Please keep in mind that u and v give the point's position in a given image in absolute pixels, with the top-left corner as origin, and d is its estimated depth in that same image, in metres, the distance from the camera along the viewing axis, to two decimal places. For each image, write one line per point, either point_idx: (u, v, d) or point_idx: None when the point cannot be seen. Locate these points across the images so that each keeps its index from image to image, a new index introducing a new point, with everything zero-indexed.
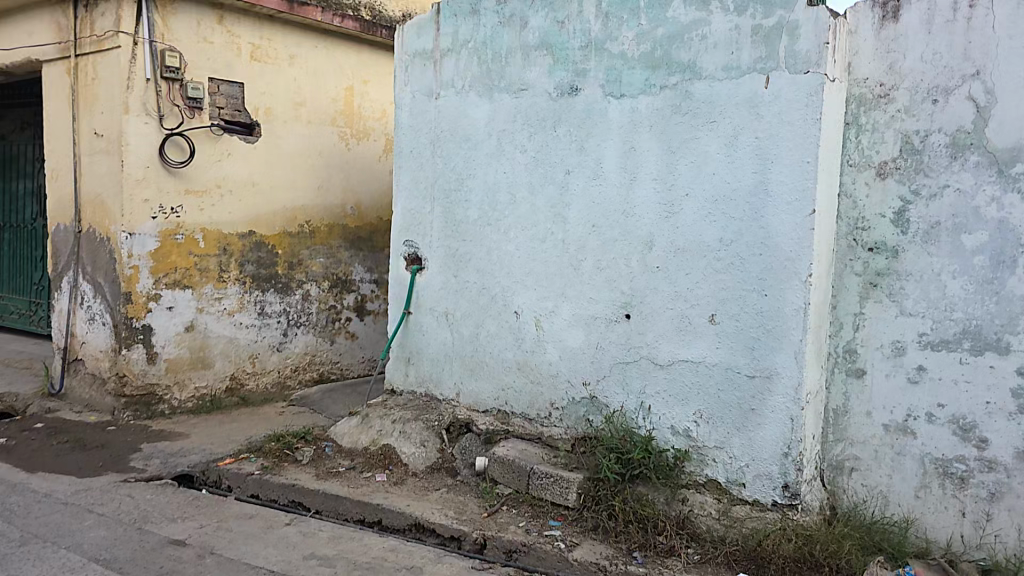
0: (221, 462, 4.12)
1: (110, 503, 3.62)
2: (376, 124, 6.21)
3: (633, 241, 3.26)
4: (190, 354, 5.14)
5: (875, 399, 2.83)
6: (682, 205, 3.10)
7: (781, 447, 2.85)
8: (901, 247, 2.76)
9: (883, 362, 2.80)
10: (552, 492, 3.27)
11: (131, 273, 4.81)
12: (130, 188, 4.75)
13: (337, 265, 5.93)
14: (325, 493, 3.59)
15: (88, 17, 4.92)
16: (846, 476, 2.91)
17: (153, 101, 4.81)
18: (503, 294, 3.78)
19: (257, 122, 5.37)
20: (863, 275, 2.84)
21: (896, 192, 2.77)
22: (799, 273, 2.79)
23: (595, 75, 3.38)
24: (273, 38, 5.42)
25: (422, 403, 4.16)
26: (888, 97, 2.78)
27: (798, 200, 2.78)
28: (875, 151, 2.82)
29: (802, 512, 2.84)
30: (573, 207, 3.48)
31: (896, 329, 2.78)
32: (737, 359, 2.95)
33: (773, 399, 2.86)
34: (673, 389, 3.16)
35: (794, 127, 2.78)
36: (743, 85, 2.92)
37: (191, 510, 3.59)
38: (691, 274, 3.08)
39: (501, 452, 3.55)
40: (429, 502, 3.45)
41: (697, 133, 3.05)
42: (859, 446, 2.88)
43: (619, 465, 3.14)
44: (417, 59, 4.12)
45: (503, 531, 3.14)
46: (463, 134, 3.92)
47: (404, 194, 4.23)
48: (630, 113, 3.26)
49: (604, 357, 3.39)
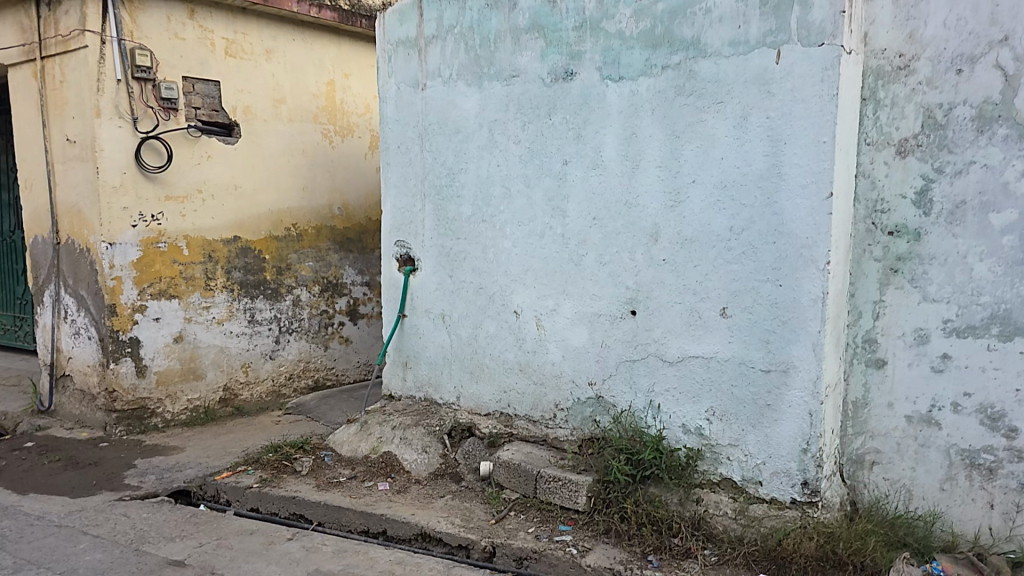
0: (218, 475, 3.98)
1: (105, 524, 3.47)
2: (359, 120, 6.04)
3: (637, 232, 3.14)
4: (181, 365, 4.99)
5: (898, 389, 2.72)
6: (687, 193, 2.97)
7: (800, 443, 2.73)
8: (923, 230, 2.65)
9: (907, 350, 2.69)
10: (560, 496, 3.15)
11: (114, 284, 4.65)
12: (107, 197, 4.58)
13: (326, 268, 5.78)
14: (327, 505, 3.46)
15: (53, 17, 4.72)
16: (867, 470, 2.81)
17: (126, 103, 4.64)
18: (501, 293, 3.64)
19: (237, 122, 5.20)
20: (883, 260, 2.73)
21: (917, 170, 2.66)
22: (816, 261, 2.66)
23: (591, 57, 3.24)
24: (249, 32, 5.23)
25: (422, 408, 4.03)
26: (908, 69, 2.66)
27: (814, 182, 2.65)
28: (894, 128, 2.70)
29: (822, 509, 2.72)
30: (572, 199, 3.34)
31: (919, 315, 2.66)
32: (752, 353, 2.83)
33: (791, 393, 2.74)
34: (684, 386, 3.03)
35: (807, 104, 2.66)
36: (750, 62, 2.79)
37: (190, 528, 3.44)
38: (699, 266, 2.96)
39: (506, 456, 3.43)
40: (434, 510, 3.32)
41: (703, 115, 2.92)
42: (881, 438, 2.77)
43: (629, 466, 3.02)
44: (401, 48, 3.97)
45: (512, 538, 3.01)
46: (454, 125, 3.77)
47: (394, 193, 4.09)
48: (630, 96, 3.13)
49: (609, 355, 3.27)
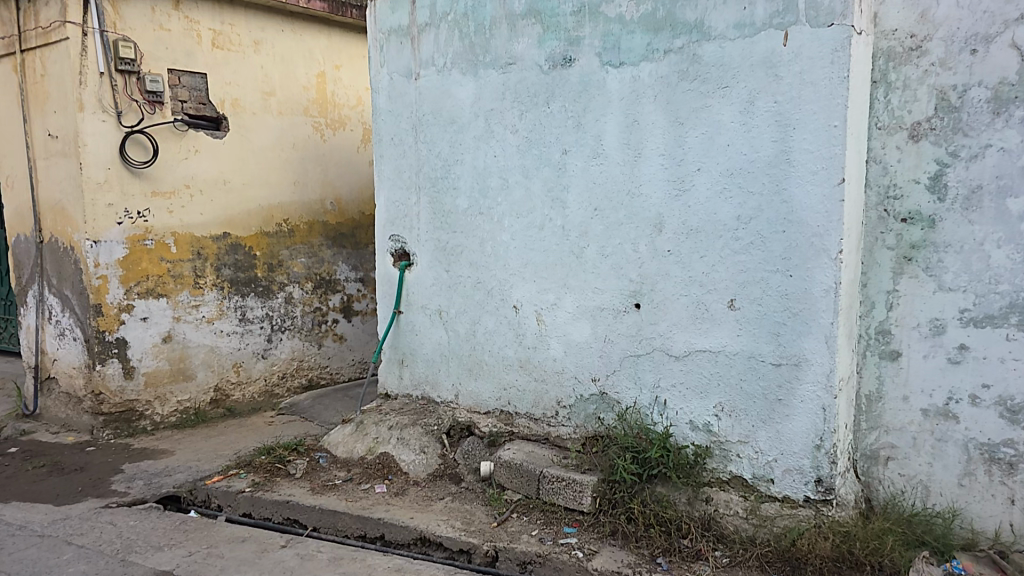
0: (209, 480, 3.86)
1: (91, 533, 3.35)
2: (352, 112, 5.91)
3: (641, 223, 3.03)
4: (170, 366, 4.86)
5: (913, 381, 2.63)
6: (692, 181, 2.87)
7: (813, 439, 2.64)
8: (938, 216, 2.56)
9: (922, 341, 2.60)
10: (564, 497, 3.05)
11: (99, 283, 4.51)
12: (91, 193, 4.44)
13: (319, 264, 5.64)
14: (322, 509, 3.35)
15: (34, 8, 4.58)
16: (882, 466, 2.73)
17: (109, 96, 4.50)
18: (500, 287, 3.54)
19: (225, 115, 5.05)
20: (896, 249, 2.64)
21: (931, 155, 2.56)
22: (828, 250, 2.57)
23: (590, 42, 3.13)
24: (236, 23, 5.07)
25: (420, 406, 3.93)
26: (920, 50, 2.56)
27: (824, 168, 2.55)
28: (906, 111, 2.61)
29: (837, 507, 2.64)
30: (572, 189, 3.24)
31: (934, 306, 2.58)
32: (762, 346, 2.74)
33: (803, 387, 2.65)
34: (691, 381, 2.94)
35: (816, 88, 2.56)
36: (757, 44, 2.68)
37: (179, 536, 3.31)
38: (706, 257, 2.86)
39: (506, 455, 3.33)
40: (434, 513, 3.22)
41: (707, 101, 2.81)
42: (896, 433, 2.69)
43: (635, 465, 2.93)
44: (394, 37, 3.85)
45: (515, 542, 2.91)
46: (449, 115, 3.65)
47: (388, 186, 3.97)
48: (631, 82, 3.02)
49: (613, 350, 3.17)
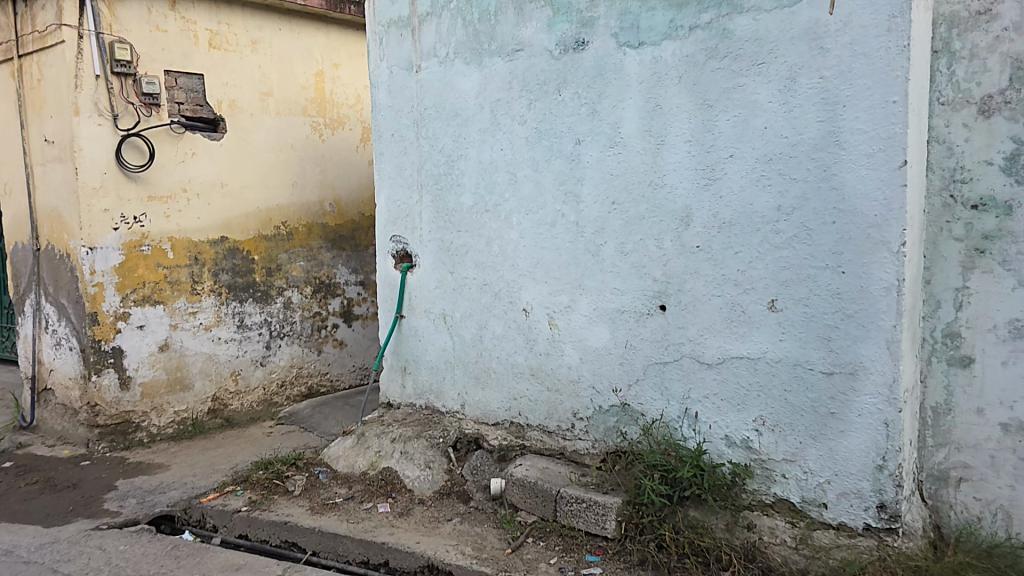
0: (205, 497, 3.59)
1: (79, 559, 3.08)
2: (350, 112, 5.62)
3: (665, 217, 2.73)
4: (168, 375, 4.61)
5: (989, 392, 2.31)
6: (724, 169, 2.56)
7: (874, 459, 2.32)
8: (1016, 203, 2.23)
9: (998, 346, 2.28)
10: (585, 519, 2.75)
11: (95, 291, 4.27)
12: (86, 199, 4.20)
13: (318, 268, 5.36)
14: (322, 532, 3.06)
15: (29, 13, 4.37)
16: (953, 488, 2.41)
17: (105, 99, 4.26)
18: (509, 289, 3.24)
19: (222, 117, 4.79)
20: (965, 240, 2.33)
21: (1006, 132, 2.24)
22: (888, 243, 2.24)
23: (605, 23, 2.84)
24: (233, 22, 4.81)
25: (424, 417, 3.64)
26: (990, 13, 2.23)
27: (882, 150, 2.22)
28: (974, 83, 2.28)
29: (903, 537, 2.32)
30: (587, 182, 2.94)
31: (1013, 305, 2.25)
32: (809, 353, 2.42)
33: (861, 400, 2.33)
34: (727, 393, 2.63)
35: (870, 60, 2.23)
36: (797, 14, 2.37)
37: (171, 563, 3.03)
38: (741, 253, 2.55)
39: (519, 473, 3.02)
40: (442, 537, 2.92)
41: (740, 80, 2.51)
42: (969, 451, 2.36)
43: (664, 486, 2.63)
44: (393, 29, 3.57)
45: (533, 571, 2.61)
46: (452, 108, 3.36)
47: (388, 185, 3.69)
48: (652, 65, 2.72)
49: (635, 357, 2.86)
